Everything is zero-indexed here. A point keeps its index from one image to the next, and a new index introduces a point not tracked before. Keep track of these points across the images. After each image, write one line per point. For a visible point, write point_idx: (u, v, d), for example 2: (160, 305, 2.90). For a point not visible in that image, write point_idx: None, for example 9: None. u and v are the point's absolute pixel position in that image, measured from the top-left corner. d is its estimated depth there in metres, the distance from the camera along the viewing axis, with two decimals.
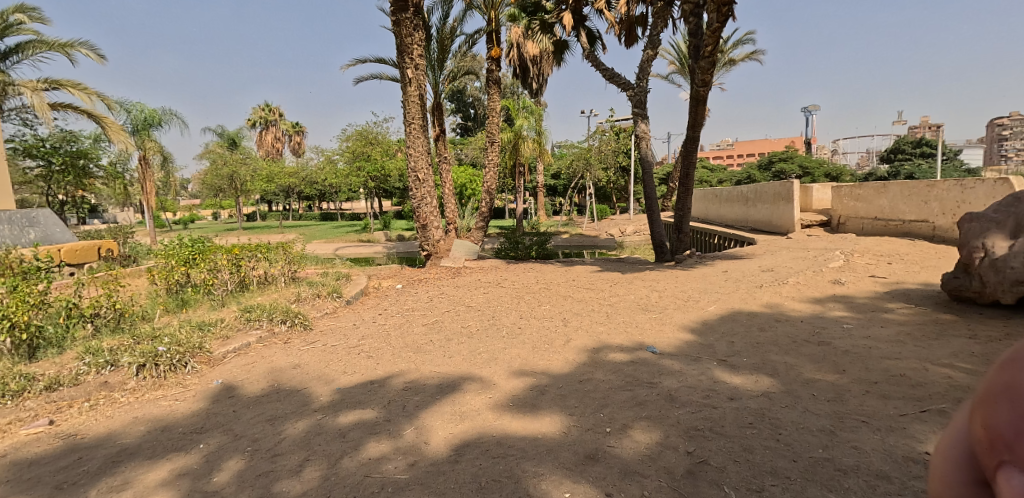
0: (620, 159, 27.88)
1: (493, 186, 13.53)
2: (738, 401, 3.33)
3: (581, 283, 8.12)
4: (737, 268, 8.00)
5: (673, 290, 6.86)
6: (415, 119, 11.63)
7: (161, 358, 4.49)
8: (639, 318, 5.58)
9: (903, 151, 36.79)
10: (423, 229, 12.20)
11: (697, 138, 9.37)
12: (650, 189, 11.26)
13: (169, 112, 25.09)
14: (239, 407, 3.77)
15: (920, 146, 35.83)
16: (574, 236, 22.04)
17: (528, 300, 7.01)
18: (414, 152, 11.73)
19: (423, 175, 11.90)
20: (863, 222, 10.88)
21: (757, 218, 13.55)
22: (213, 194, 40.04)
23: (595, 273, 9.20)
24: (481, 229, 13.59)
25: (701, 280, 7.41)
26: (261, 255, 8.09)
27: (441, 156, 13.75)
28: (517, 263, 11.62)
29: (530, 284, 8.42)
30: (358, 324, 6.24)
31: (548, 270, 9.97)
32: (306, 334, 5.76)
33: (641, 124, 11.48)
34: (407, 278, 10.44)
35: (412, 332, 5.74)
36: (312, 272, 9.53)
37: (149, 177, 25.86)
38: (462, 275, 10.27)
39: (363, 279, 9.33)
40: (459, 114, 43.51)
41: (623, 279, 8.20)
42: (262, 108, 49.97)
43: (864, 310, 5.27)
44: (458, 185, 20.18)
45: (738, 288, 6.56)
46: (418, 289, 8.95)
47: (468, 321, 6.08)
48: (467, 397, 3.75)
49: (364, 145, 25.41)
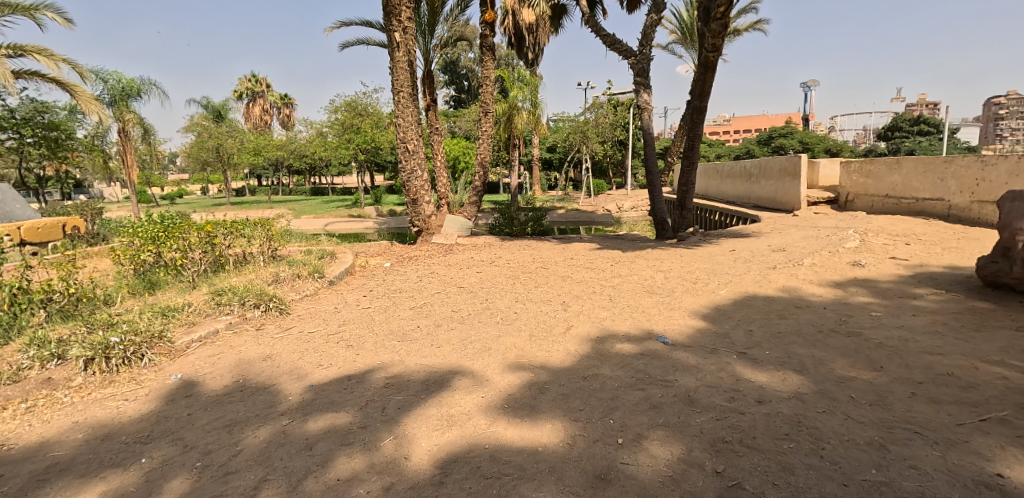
0: (618, 133, 27.24)
1: (487, 159, 12.92)
2: (767, 406, 2.91)
3: (580, 262, 7.66)
4: (746, 247, 7.55)
5: (679, 271, 6.41)
6: (404, 88, 10.94)
7: (113, 350, 4.00)
8: (645, 303, 5.12)
9: (900, 128, 36.43)
10: (414, 204, 11.67)
11: (703, 109, 8.80)
12: (652, 163, 10.72)
13: (148, 82, 24.09)
14: (195, 410, 3.30)
15: (918, 124, 35.46)
16: (570, 211, 21.51)
17: (524, 281, 6.53)
18: (403, 123, 11.10)
19: (413, 147, 11.30)
20: (873, 200, 10.45)
21: (760, 195, 13.11)
22: (199, 167, 39.00)
23: (594, 251, 8.74)
24: (474, 204, 13.05)
25: (708, 260, 6.94)
26: (237, 233, 7.52)
27: (432, 127, 13.08)
28: (512, 240, 11.12)
29: (525, 263, 7.93)
30: (340, 307, 5.76)
31: (545, 248, 9.48)
32: (282, 319, 5.26)
33: (644, 94, 10.87)
34: (396, 256, 9.92)
35: (399, 317, 5.26)
36: (294, 250, 8.96)
37: (130, 150, 24.95)
38: (454, 252, 9.75)
39: (349, 257, 8.79)
40: (453, 86, 42.41)
41: (624, 258, 7.72)
42: (250, 79, 48.45)
43: (890, 296, 4.85)
44: (451, 158, 19.50)
45: (750, 269, 6.12)
46: (407, 268, 8.44)
47: (460, 303, 5.61)
48: (456, 397, 3.30)
49: (353, 116, 24.54)
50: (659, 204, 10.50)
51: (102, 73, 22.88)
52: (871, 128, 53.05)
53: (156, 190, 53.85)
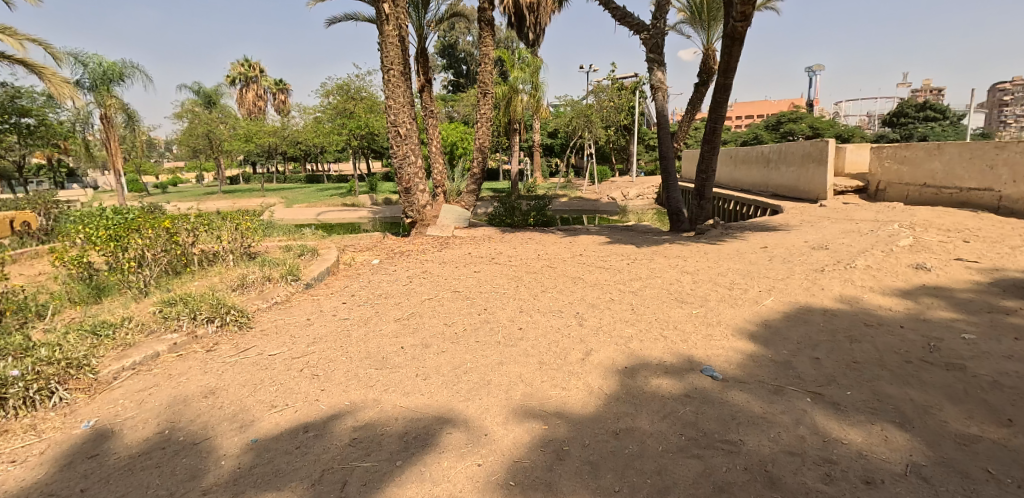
0: (622, 117, 26.19)
1: (485, 144, 11.98)
2: (882, 492, 2.07)
3: (591, 260, 6.77)
4: (779, 244, 6.67)
5: (708, 273, 5.53)
6: (394, 65, 9.94)
7: (10, 389, 3.18)
8: (677, 316, 4.25)
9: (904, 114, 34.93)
10: (406, 194, 10.71)
11: (728, 87, 7.88)
12: (667, 147, 9.79)
13: (130, 65, 22.99)
14: (92, 485, 2.48)
15: (924, 110, 34.09)
16: (573, 200, 20.56)
17: (528, 284, 5.66)
18: (394, 104, 10.13)
19: (405, 131, 10.35)
20: (908, 189, 9.54)
21: (779, 183, 12.21)
22: (189, 154, 37.90)
23: (605, 246, 7.83)
24: (473, 193, 12.13)
25: (739, 259, 6.05)
26: (201, 229, 6.62)
27: (427, 110, 12.10)
28: (513, 232, 10.21)
29: (529, 261, 7.02)
30: (311, 319, 4.88)
31: (551, 242, 8.57)
32: (241, 336, 4.40)
33: (658, 73, 9.90)
34: (386, 251, 9.03)
35: (380, 333, 4.38)
36: (272, 246, 8.07)
37: (113, 136, 23.95)
38: (450, 247, 8.84)
39: (333, 253, 7.89)
40: (450, 70, 41.11)
41: (641, 256, 6.83)
42: (242, 64, 47.01)
43: (976, 310, 4.00)
44: (448, 144, 18.54)
45: (793, 272, 5.23)
46: (397, 265, 7.55)
47: (454, 314, 4.73)
48: (444, 464, 2.45)
49: (346, 100, 23.47)
50: (674, 193, 9.61)
51: (81, 55, 21.77)
52: (878, 113, 51.87)
53: (148, 177, 52.79)
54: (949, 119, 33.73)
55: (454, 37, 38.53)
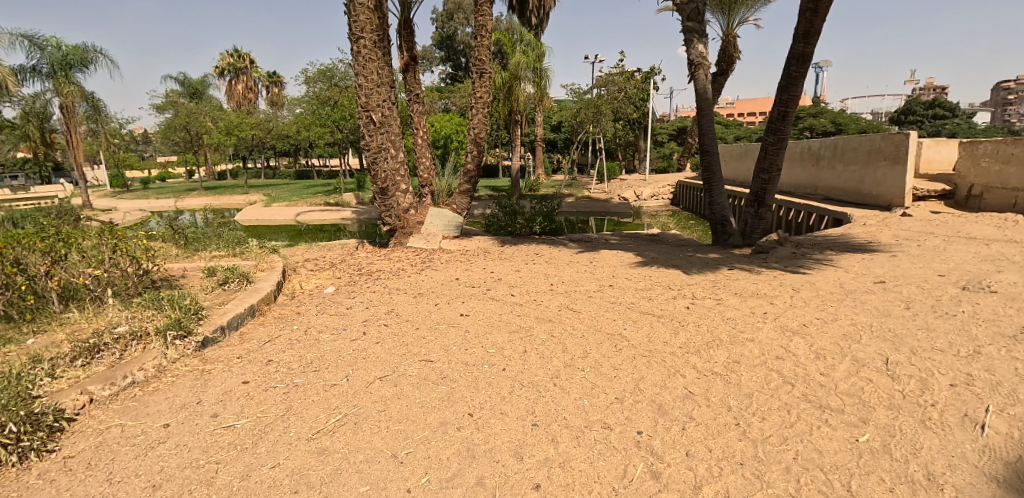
0: (632, 110, 24.16)
1: (482, 135, 9.87)
2: None
3: (630, 296, 4.72)
4: (901, 279, 4.65)
5: (831, 337, 3.50)
6: (365, 33, 7.80)
7: None
8: (839, 458, 2.24)
9: (913, 113, 33.68)
10: (382, 195, 8.60)
11: (808, 56, 5.86)
12: (711, 138, 7.68)
13: (94, 48, 20.83)
14: None
15: (931, 108, 32.83)
16: (580, 199, 18.50)
17: (545, 345, 3.62)
18: (365, 84, 8.01)
19: (378, 117, 8.17)
20: (1017, 194, 7.47)
21: (834, 184, 10.22)
22: (171, 147, 35.76)
23: (642, 272, 5.79)
24: (466, 194, 10.04)
25: (861, 307, 4.03)
26: (63, 250, 4.53)
27: (411, 93, 10.00)
28: (516, 244, 8.15)
29: (541, 294, 4.94)
30: (169, 426, 2.84)
31: (566, 262, 6.53)
32: (13, 484, 2.39)
33: (699, 46, 7.82)
34: (349, 270, 6.96)
35: (272, 475, 2.34)
36: (191, 267, 6.00)
37: (77, 129, 21.85)
38: (433, 266, 6.77)
39: (273, 277, 5.85)
40: (449, 63, 39.11)
41: (702, 290, 4.80)
42: (231, 55, 44.78)
43: None
44: (441, 136, 16.64)
45: (979, 342, 3.22)
46: (357, 296, 5.48)
47: (415, 423, 2.67)
48: None
49: (330, 89, 21.35)
50: (718, 196, 7.59)
51: (37, 38, 19.59)
52: (886, 111, 50.33)
53: (133, 171, 50.71)
54: (966, 117, 32.14)
55: (452, 28, 36.63)
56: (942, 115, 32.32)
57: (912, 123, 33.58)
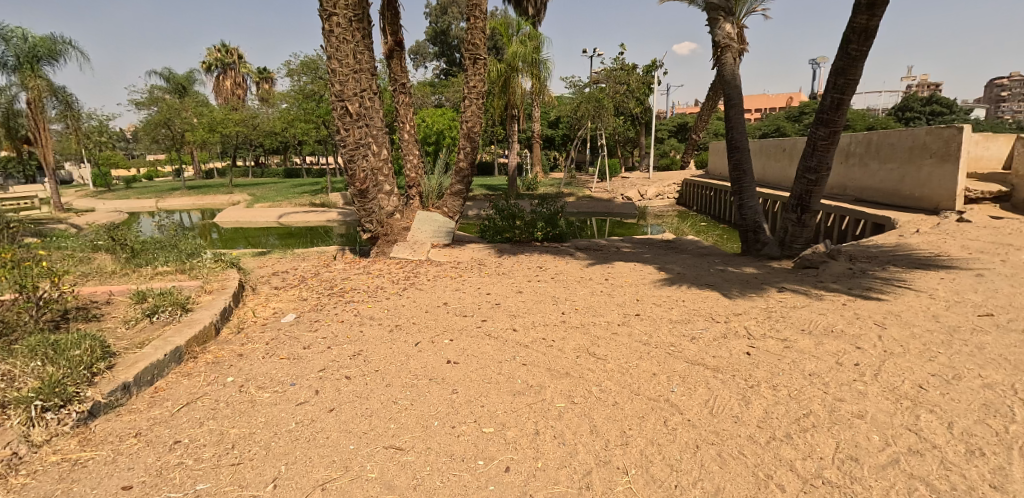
0: (633, 104, 23.12)
1: (476, 129, 8.76)
2: None
3: (668, 333, 3.67)
4: (1012, 312, 3.64)
5: (970, 413, 2.47)
6: (338, 8, 6.68)
7: None
8: None
9: (911, 110, 32.79)
10: (361, 198, 7.47)
11: (873, 32, 4.84)
12: (742, 133, 6.60)
13: (63, 40, 19.54)
14: None
15: (931, 104, 31.97)
16: (581, 199, 17.42)
17: (564, 419, 2.59)
18: (340, 68, 6.86)
19: (356, 107, 7.02)
20: None
21: (868, 184, 9.25)
22: (153, 145, 34.35)
23: (673, 294, 4.74)
24: (459, 196, 8.96)
25: (984, 358, 3.03)
26: None
27: (397, 83, 8.90)
28: (515, 255, 7.11)
29: (551, 327, 3.88)
30: None
31: (577, 279, 5.49)
32: None
33: (726, 26, 6.69)
34: (319, 289, 5.89)
35: None
36: (118, 291, 5.02)
37: (47, 127, 20.53)
38: (419, 284, 5.69)
39: (219, 302, 4.78)
40: (442, 58, 37.84)
41: (757, 325, 3.78)
42: (219, 49, 43.37)
43: None
44: (432, 132, 15.54)
45: None
46: (321, 327, 4.40)
47: None
48: None
49: (315, 82, 20.23)
50: (749, 199, 6.55)
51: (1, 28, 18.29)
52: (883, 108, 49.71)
53: (119, 171, 49.37)
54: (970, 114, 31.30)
55: (446, 23, 35.55)
56: (944, 112, 31.53)
57: (910, 121, 32.72)
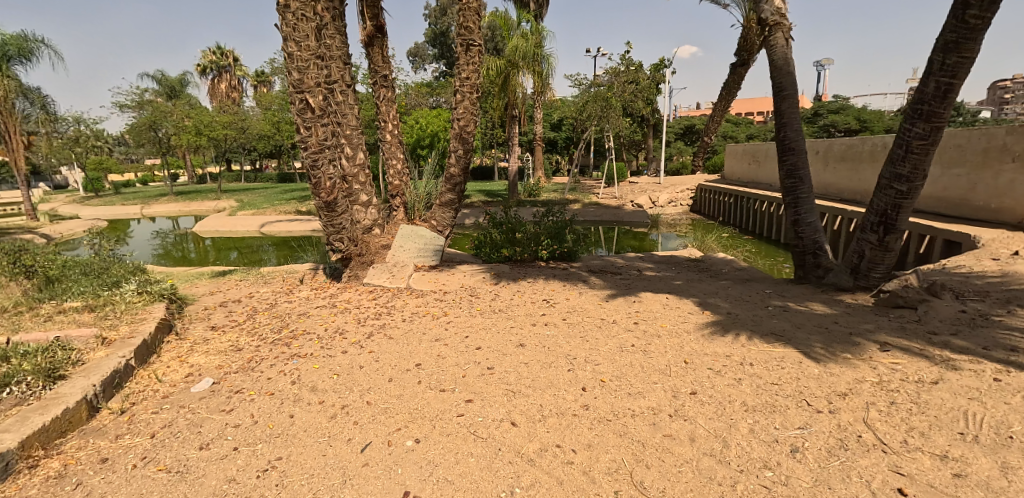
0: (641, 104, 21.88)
1: (471, 128, 7.47)
2: None
3: (751, 436, 2.37)
4: None
5: None
6: None
7: None
8: None
9: None
10: (328, 212, 6.13)
11: None
12: (799, 133, 5.28)
13: (35, 37, 18.34)
14: None
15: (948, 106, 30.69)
16: (588, 206, 16.17)
17: None
18: (299, 52, 5.59)
19: (320, 101, 5.74)
20: None
21: (928, 191, 7.99)
22: (142, 149, 33.16)
23: (733, 350, 3.44)
24: (450, 206, 7.68)
25: None
26: None
27: (378, 74, 7.63)
28: (517, 281, 5.82)
29: (568, 421, 2.58)
30: None
31: (596, 321, 4.18)
32: None
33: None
34: (264, 331, 4.59)
35: None
36: None
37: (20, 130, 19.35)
38: (391, 327, 4.38)
39: (109, 362, 3.47)
40: (442, 61, 36.62)
41: (885, 422, 2.46)
42: (213, 52, 42.21)
43: None
44: (426, 134, 14.29)
45: None
46: (237, 407, 3.07)
47: None
48: None
49: None
50: (808, 213, 5.25)
51: None
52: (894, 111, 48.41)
53: (115, 175, 48.23)
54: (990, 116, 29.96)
55: (445, 23, 34.40)
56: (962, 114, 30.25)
57: None
